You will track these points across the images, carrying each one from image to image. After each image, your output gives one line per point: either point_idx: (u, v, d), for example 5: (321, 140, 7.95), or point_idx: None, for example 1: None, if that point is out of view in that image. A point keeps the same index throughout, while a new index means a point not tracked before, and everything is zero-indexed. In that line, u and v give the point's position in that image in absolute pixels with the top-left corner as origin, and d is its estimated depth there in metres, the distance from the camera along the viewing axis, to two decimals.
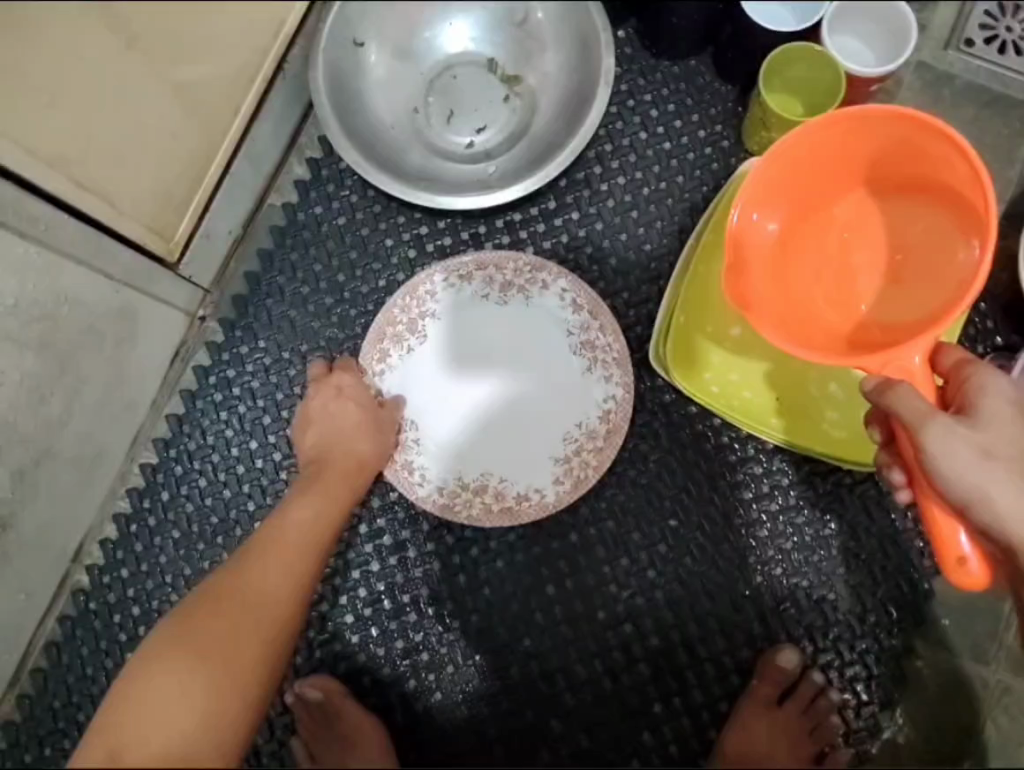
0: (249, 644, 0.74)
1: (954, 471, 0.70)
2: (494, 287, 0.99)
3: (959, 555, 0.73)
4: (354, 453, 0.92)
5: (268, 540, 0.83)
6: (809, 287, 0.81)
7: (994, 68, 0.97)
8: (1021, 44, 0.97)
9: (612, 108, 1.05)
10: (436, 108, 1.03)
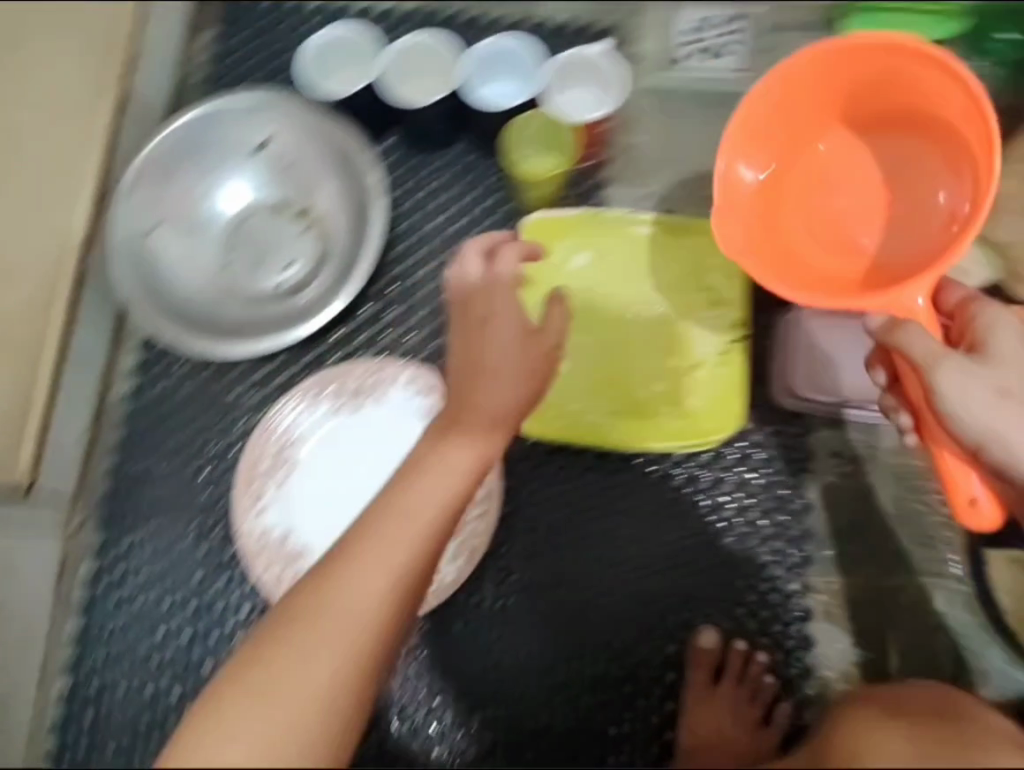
0: (343, 651, 0.58)
1: (971, 409, 0.76)
2: (344, 398, 0.99)
3: (973, 507, 0.82)
4: (519, 347, 0.72)
5: (377, 512, 0.63)
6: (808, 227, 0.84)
7: (699, 79, 1.14)
8: (712, 55, 1.15)
9: (401, 207, 1.09)
10: (242, 258, 1.05)
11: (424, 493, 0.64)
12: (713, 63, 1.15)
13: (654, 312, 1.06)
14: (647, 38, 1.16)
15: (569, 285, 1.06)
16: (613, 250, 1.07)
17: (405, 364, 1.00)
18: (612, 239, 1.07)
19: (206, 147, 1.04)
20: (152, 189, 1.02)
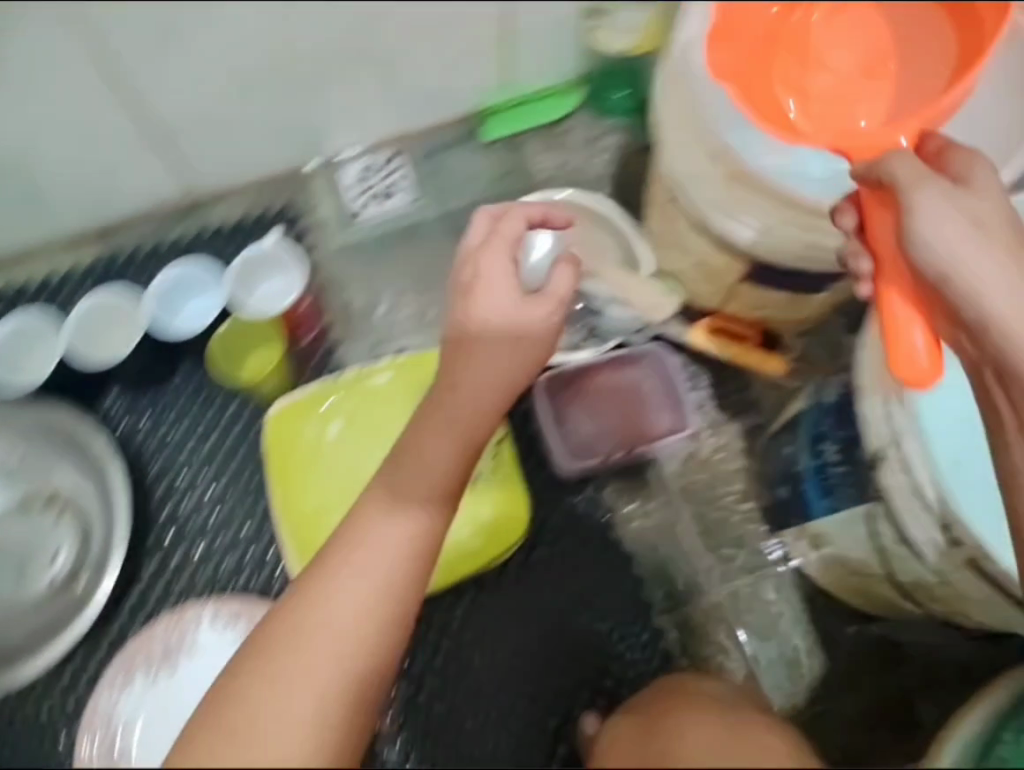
0: (321, 678, 0.60)
1: (946, 250, 0.64)
2: (155, 669, 0.98)
3: (904, 348, 0.66)
4: (515, 307, 0.74)
5: (355, 530, 0.69)
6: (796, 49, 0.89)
7: (382, 223, 1.24)
8: (386, 197, 1.23)
9: (150, 448, 1.10)
10: (7, 569, 1.02)
11: (393, 514, 0.69)
12: (389, 204, 1.23)
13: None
14: (323, 203, 1.24)
15: (329, 459, 1.07)
16: (358, 408, 1.08)
17: (205, 601, 1.01)
18: (354, 400, 1.09)
19: None
20: None
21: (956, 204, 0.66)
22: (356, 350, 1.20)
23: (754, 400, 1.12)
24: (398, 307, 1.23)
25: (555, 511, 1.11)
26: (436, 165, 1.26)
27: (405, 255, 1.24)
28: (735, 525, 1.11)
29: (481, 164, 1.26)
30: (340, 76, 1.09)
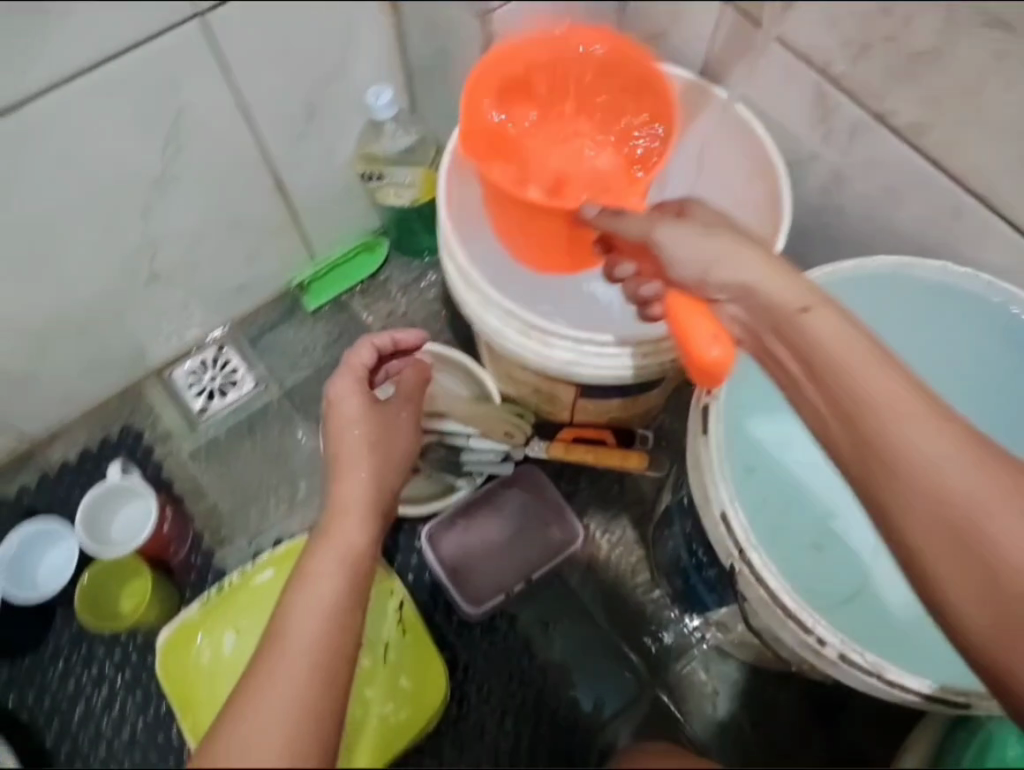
0: (293, 695, 0.54)
1: (671, 253, 0.68)
2: None
3: (699, 341, 0.67)
4: (361, 440, 0.79)
5: (269, 654, 0.57)
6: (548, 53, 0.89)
7: (228, 407, 1.30)
8: (225, 383, 1.31)
9: (38, 722, 1.06)
10: None
11: (299, 626, 0.59)
12: (230, 391, 1.30)
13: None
14: (164, 411, 1.29)
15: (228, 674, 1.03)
16: (237, 616, 1.05)
17: None
18: (237, 603, 1.05)
19: None
20: None
21: (704, 215, 0.73)
22: (234, 553, 1.20)
23: (631, 487, 1.15)
24: (264, 493, 1.24)
25: (473, 653, 1.08)
26: (265, 348, 1.33)
27: (258, 442, 1.27)
28: (651, 614, 1.10)
29: (309, 335, 1.33)
30: (137, 298, 1.14)
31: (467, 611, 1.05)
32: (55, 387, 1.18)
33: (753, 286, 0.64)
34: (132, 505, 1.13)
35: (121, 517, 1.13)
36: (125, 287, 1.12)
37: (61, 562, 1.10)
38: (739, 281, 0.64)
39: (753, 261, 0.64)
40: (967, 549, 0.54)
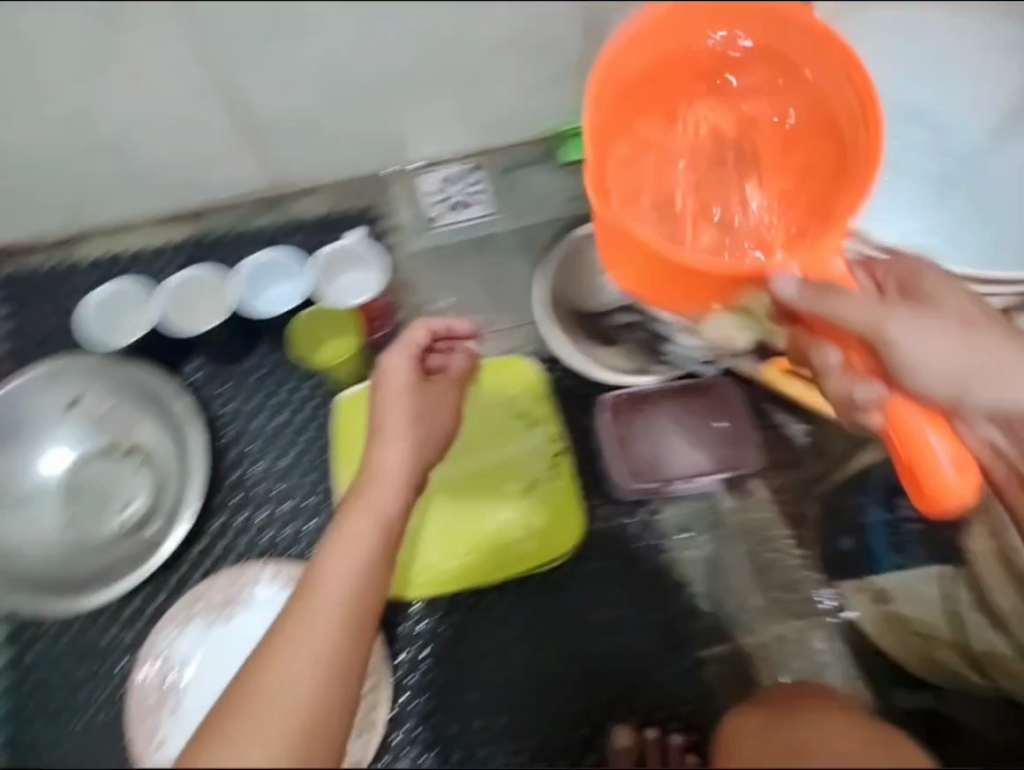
0: (311, 653, 0.72)
1: (926, 357, 0.80)
2: (215, 610, 1.07)
3: (938, 470, 0.77)
4: (404, 412, 0.90)
5: (300, 602, 0.76)
6: (609, 118, 0.87)
7: (462, 226, 1.22)
8: (463, 202, 1.21)
9: (220, 420, 1.16)
10: (81, 509, 1.11)
11: (326, 586, 0.77)
12: (467, 213, 1.22)
13: (482, 440, 1.14)
14: (401, 205, 1.22)
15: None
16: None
17: (266, 563, 1.09)
18: None
19: (15, 426, 1.11)
20: None
21: (951, 300, 0.85)
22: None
23: (821, 443, 1.12)
24: (466, 315, 1.20)
25: (612, 529, 1.11)
26: (511, 173, 1.22)
27: (477, 256, 1.22)
28: (793, 569, 1.10)
29: (552, 183, 1.22)
30: (425, 84, 1.07)
31: (621, 486, 1.11)
32: (323, 148, 1.15)
33: (979, 378, 0.82)
34: (353, 272, 1.13)
35: (341, 281, 1.12)
36: (432, 55, 1.03)
37: (286, 299, 1.14)
38: (959, 372, 0.81)
39: (976, 355, 0.82)
40: None
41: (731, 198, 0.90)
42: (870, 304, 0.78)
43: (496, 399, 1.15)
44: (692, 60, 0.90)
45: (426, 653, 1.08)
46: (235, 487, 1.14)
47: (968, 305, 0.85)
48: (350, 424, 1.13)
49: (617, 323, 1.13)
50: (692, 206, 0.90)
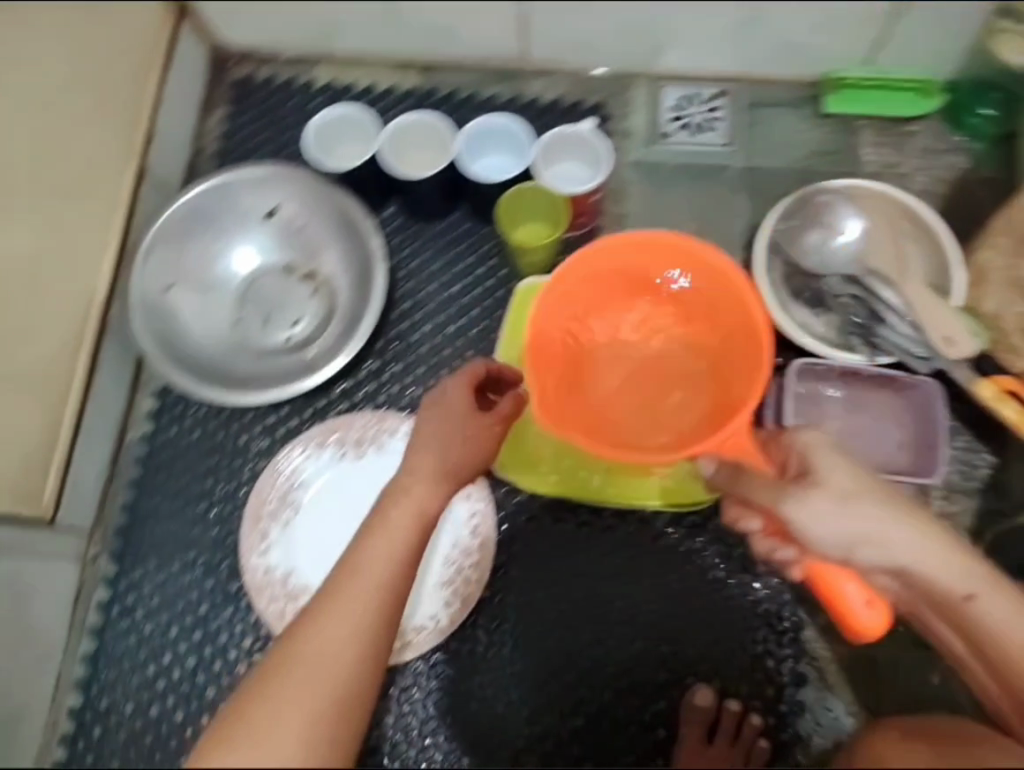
0: (338, 658, 0.63)
1: (817, 533, 0.74)
2: (348, 446, 1.09)
3: (846, 601, 0.79)
4: (440, 427, 0.80)
5: (344, 586, 0.67)
6: (547, 354, 0.87)
7: (692, 150, 1.15)
8: (706, 125, 1.16)
9: (401, 271, 1.16)
10: (254, 315, 1.13)
11: (355, 578, 0.67)
12: (701, 138, 1.15)
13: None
14: (636, 113, 1.17)
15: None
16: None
17: (407, 417, 1.10)
18: None
19: (215, 217, 1.11)
20: (170, 249, 1.09)
21: (838, 477, 0.75)
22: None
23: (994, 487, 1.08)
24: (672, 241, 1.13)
25: None
26: (757, 120, 1.15)
27: (696, 192, 1.14)
28: None
29: (804, 134, 1.14)
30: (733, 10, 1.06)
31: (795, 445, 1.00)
32: (588, 33, 1.12)
33: (916, 552, 0.74)
34: (579, 161, 1.09)
35: (563, 167, 1.09)
36: None
37: (502, 168, 1.10)
38: (898, 545, 0.74)
39: (903, 527, 0.74)
40: None
41: (705, 386, 0.86)
42: (763, 481, 0.76)
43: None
44: (631, 277, 0.89)
45: (531, 550, 1.09)
46: (396, 338, 1.14)
47: (853, 476, 0.75)
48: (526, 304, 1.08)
49: (830, 289, 1.07)
50: (641, 407, 0.87)
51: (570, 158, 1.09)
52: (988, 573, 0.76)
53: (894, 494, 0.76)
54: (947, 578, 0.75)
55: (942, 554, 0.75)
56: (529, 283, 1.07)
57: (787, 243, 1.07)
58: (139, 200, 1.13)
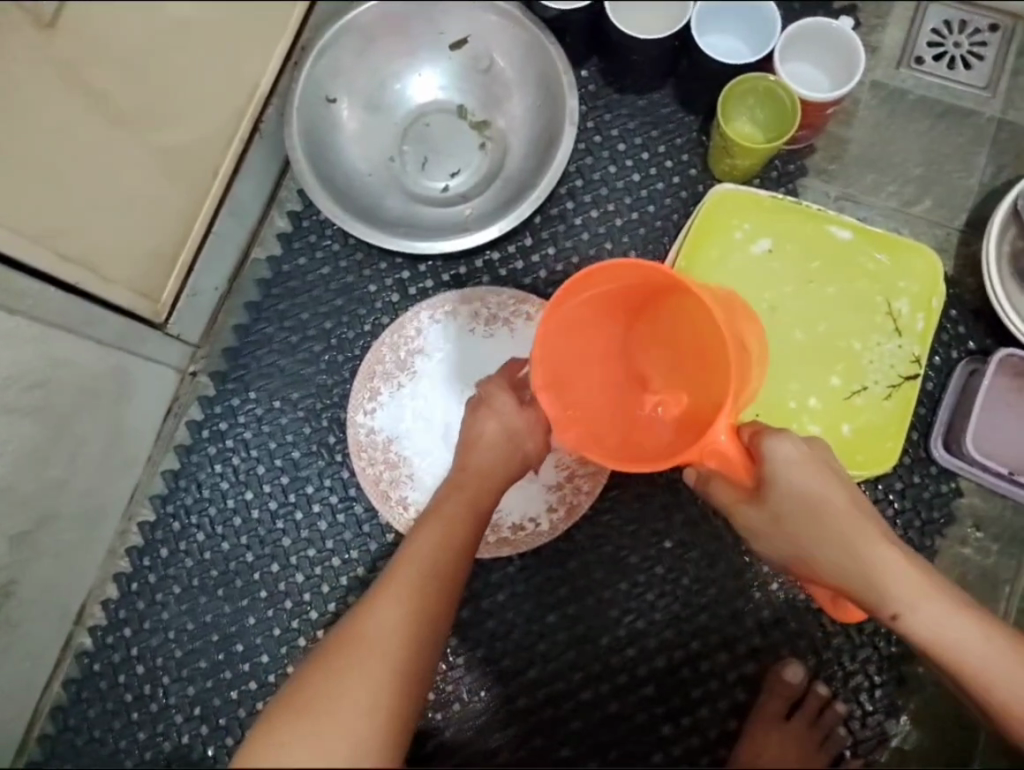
0: (401, 634, 0.63)
1: (759, 544, 0.80)
2: (480, 320, 0.98)
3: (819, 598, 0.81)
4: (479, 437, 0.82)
5: (399, 570, 0.69)
6: (572, 345, 0.75)
7: (944, 83, 1.01)
8: (970, 58, 1.01)
9: (581, 145, 1.04)
10: (412, 155, 1.02)
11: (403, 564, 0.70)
12: (955, 74, 1.01)
13: (839, 320, 0.94)
14: (891, 26, 1.02)
15: (744, 271, 0.95)
16: (804, 242, 0.95)
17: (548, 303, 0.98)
18: (804, 229, 0.95)
19: (402, 30, 0.99)
20: (345, 55, 0.98)
21: (778, 493, 0.75)
22: (816, 191, 1.00)
23: None
24: (891, 181, 1.00)
25: (907, 480, 0.96)
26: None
27: (934, 133, 1.00)
28: None
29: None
30: None
31: (967, 443, 0.91)
32: None
33: (828, 565, 0.75)
34: (825, 61, 0.95)
35: (802, 65, 0.96)
36: None
37: (730, 51, 0.97)
38: (820, 560, 0.75)
39: (828, 542, 0.74)
40: (990, 665, 0.70)
41: (660, 378, 0.75)
42: (725, 490, 0.79)
43: (881, 289, 0.94)
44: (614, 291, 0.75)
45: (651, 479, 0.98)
46: (558, 220, 1.03)
47: (791, 481, 0.74)
48: (713, 216, 0.95)
49: None
50: (641, 402, 0.74)
51: (808, 58, 0.96)
52: (913, 585, 0.72)
53: (831, 508, 0.75)
54: (865, 590, 0.73)
55: (866, 569, 0.73)
56: (729, 192, 0.94)
57: None
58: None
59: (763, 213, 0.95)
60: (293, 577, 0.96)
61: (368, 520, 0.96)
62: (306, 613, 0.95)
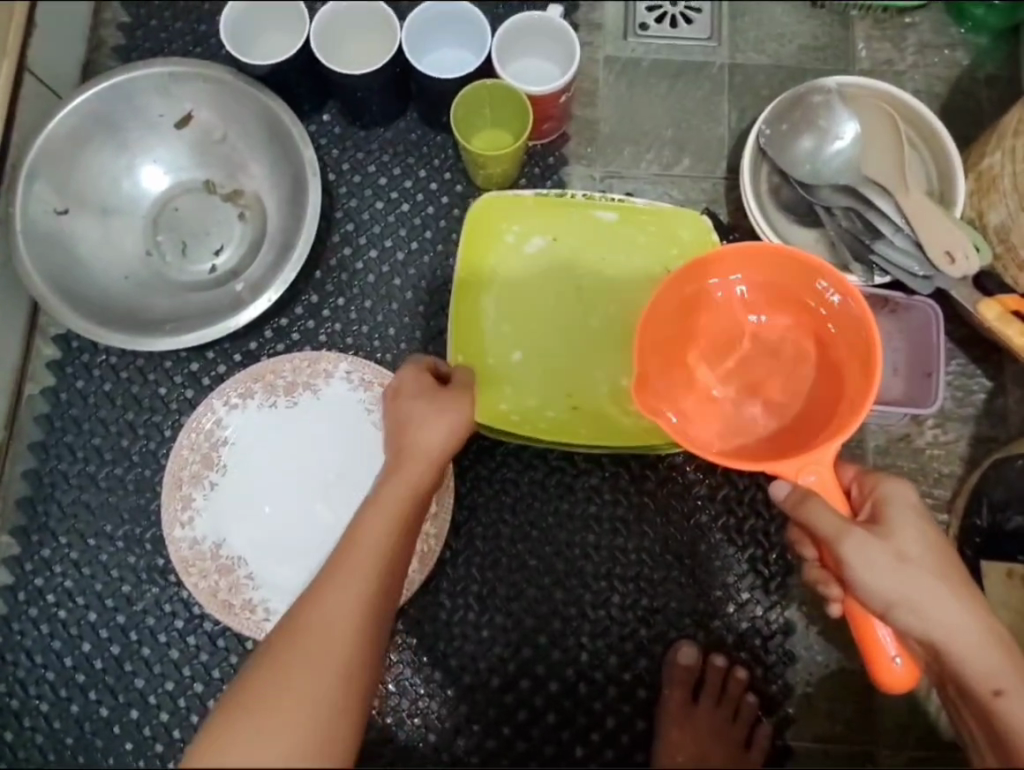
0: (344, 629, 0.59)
1: (862, 578, 0.65)
2: (278, 393, 0.93)
3: (884, 653, 0.68)
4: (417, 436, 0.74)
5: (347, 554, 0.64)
6: (682, 328, 0.77)
7: (672, 43, 1.02)
8: (688, 15, 1.03)
9: (341, 189, 1.00)
10: (169, 244, 0.97)
11: (369, 517, 0.67)
12: (679, 32, 1.02)
13: (631, 296, 0.93)
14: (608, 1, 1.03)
15: (522, 272, 0.94)
16: (575, 233, 0.94)
17: (344, 355, 0.94)
18: (573, 217, 0.94)
19: (117, 121, 0.94)
20: (63, 163, 0.92)
21: (910, 538, 0.66)
22: (582, 177, 0.99)
23: (993, 411, 0.96)
24: (649, 150, 1.00)
25: None
26: (741, 12, 1.02)
27: (675, 93, 1.01)
28: None
29: (794, 27, 1.02)
30: None
31: None
32: None
33: (955, 629, 0.65)
34: (545, 53, 0.95)
35: (525, 63, 0.95)
36: None
37: (451, 66, 0.96)
38: (943, 623, 0.64)
39: (959, 604, 0.65)
40: None
41: (763, 376, 0.75)
42: (831, 516, 0.65)
43: (660, 258, 0.93)
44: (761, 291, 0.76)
45: (496, 505, 0.96)
46: (337, 270, 0.99)
47: (920, 538, 0.66)
48: (480, 227, 0.93)
49: (821, 203, 0.93)
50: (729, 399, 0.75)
51: (530, 53, 0.95)
52: None
53: (956, 569, 0.67)
54: (980, 666, 0.65)
55: (992, 647, 0.65)
56: (494, 197, 0.93)
57: (773, 152, 0.94)
58: (21, 103, 0.94)
59: (534, 208, 0.94)
60: (157, 717, 0.90)
61: (220, 633, 0.92)
62: (179, 752, 0.89)
